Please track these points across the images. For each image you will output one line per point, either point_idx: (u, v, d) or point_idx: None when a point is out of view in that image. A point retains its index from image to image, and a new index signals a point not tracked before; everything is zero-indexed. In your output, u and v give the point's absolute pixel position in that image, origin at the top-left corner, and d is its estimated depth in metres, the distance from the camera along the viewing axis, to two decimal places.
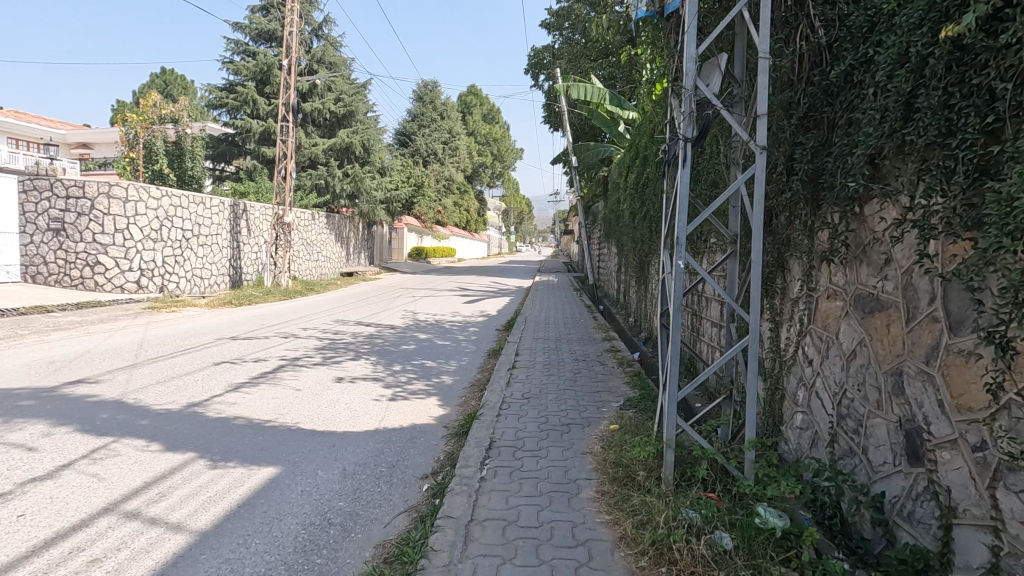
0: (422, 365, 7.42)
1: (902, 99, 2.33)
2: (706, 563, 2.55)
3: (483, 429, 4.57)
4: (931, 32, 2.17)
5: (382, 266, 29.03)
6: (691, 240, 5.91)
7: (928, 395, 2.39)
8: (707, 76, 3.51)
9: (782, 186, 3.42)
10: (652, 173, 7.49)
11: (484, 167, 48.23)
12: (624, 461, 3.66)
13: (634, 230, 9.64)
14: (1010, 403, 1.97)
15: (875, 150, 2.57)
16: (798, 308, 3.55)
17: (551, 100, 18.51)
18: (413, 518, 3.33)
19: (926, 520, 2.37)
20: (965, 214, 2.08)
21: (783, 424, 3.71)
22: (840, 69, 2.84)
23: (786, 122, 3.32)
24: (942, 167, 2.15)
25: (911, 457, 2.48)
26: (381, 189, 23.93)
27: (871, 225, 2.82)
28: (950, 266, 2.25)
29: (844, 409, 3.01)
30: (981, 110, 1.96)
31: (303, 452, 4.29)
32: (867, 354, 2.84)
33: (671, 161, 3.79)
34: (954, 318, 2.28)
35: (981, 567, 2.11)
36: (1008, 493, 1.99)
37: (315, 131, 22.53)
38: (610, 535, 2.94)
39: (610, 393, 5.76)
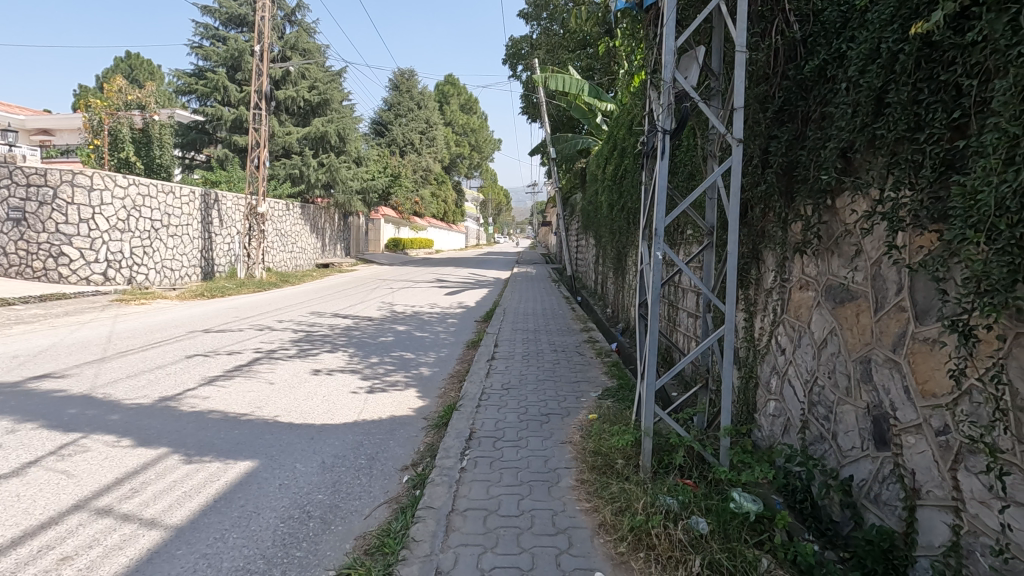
0: (400, 357, 7.38)
1: (873, 95, 2.39)
2: (683, 548, 2.61)
3: (464, 420, 4.59)
4: (901, 29, 2.22)
5: (358, 257, 28.72)
6: (668, 231, 5.98)
7: (894, 382, 2.47)
8: (685, 68, 3.54)
9: (758, 178, 3.49)
10: (630, 165, 7.54)
11: (462, 158, 47.94)
12: (603, 450, 3.71)
13: (611, 221, 9.71)
14: (971, 388, 2.05)
15: (846, 144, 2.64)
16: (772, 299, 3.63)
17: (529, 91, 18.47)
18: (394, 509, 3.33)
19: (892, 502, 2.46)
20: (931, 207, 2.15)
21: (756, 412, 3.81)
22: (814, 63, 2.90)
23: (761, 115, 3.38)
24: (910, 161, 2.22)
25: (879, 442, 2.57)
26: (357, 179, 23.63)
27: (842, 217, 2.90)
28: (917, 257, 2.33)
29: (815, 396, 3.10)
30: (948, 106, 2.02)
31: (280, 446, 4.25)
32: (837, 342, 2.92)
33: (649, 153, 3.82)
34: (920, 308, 2.35)
35: (942, 546, 2.19)
36: (968, 474, 2.08)
37: (289, 119, 22.09)
38: (589, 522, 2.99)
39: (588, 383, 5.82)
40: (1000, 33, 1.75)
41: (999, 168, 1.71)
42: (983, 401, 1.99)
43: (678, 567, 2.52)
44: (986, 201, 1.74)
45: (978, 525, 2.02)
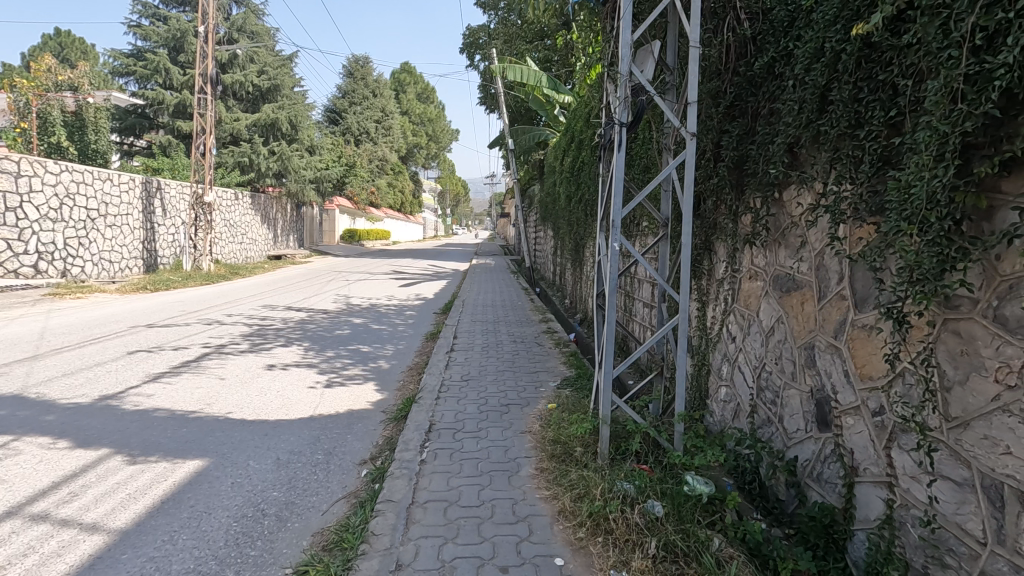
0: (357, 350, 7.26)
1: (818, 92, 2.49)
2: (639, 531, 2.68)
3: (423, 412, 4.56)
4: (844, 30, 2.32)
5: (313, 249, 27.99)
6: (624, 223, 6.10)
7: (836, 366, 2.61)
8: (640, 62, 3.59)
9: (710, 172, 3.60)
10: (587, 158, 7.62)
11: (419, 148, 47.23)
12: (562, 438, 3.77)
13: (569, 213, 9.80)
14: (904, 371, 2.18)
15: (793, 139, 2.75)
16: (723, 289, 3.76)
17: (486, 82, 18.34)
18: (352, 504, 3.29)
19: (832, 480, 2.60)
20: (871, 200, 2.26)
21: (709, 398, 3.96)
22: (763, 60, 3.00)
23: (713, 110, 3.47)
24: (851, 156, 2.33)
25: (821, 424, 2.71)
26: (310, 168, 22.97)
27: (789, 210, 3.02)
28: (857, 248, 2.46)
29: (763, 381, 3.24)
30: (886, 105, 2.13)
31: (233, 443, 4.12)
32: (784, 329, 3.05)
33: (606, 146, 3.88)
34: (858, 296, 2.48)
35: (877, 519, 2.33)
36: (901, 452, 2.21)
37: (237, 104, 21.23)
38: (548, 510, 3.03)
39: (547, 373, 5.89)
40: (932, 36, 1.85)
41: (930, 164, 1.82)
42: (914, 384, 2.12)
43: (635, 550, 2.58)
44: (918, 195, 1.85)
45: (909, 499, 2.16)
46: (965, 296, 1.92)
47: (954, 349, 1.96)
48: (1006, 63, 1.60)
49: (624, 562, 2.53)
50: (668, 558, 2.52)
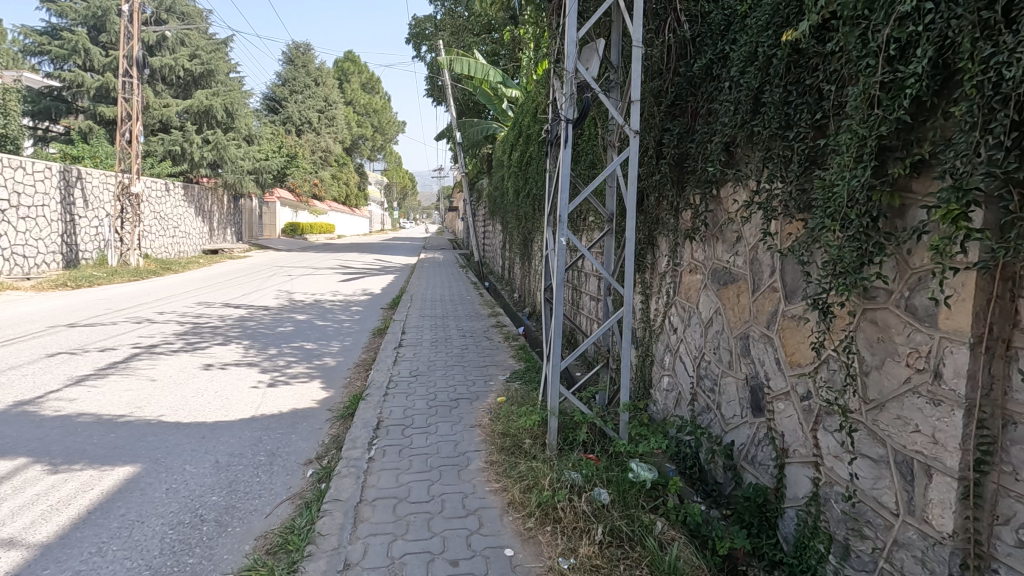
0: (301, 347, 7.04)
1: (752, 94, 2.61)
2: (586, 518, 2.75)
3: (371, 409, 4.48)
4: (774, 35, 2.44)
5: (252, 243, 26.82)
6: (571, 218, 6.19)
7: (768, 354, 2.76)
8: (586, 59, 3.64)
9: (653, 168, 3.72)
10: (535, 154, 7.67)
11: (364, 139, 46.11)
12: (512, 431, 3.82)
13: (518, 208, 9.84)
14: (829, 358, 2.34)
15: (730, 138, 2.88)
16: (665, 282, 3.89)
17: (433, 73, 18.13)
18: (298, 505, 3.21)
19: (765, 462, 2.77)
20: (799, 197, 2.40)
21: (652, 387, 4.10)
22: (702, 62, 3.12)
23: (655, 109, 3.59)
24: (781, 156, 2.46)
25: (755, 409, 2.87)
26: (248, 158, 21.98)
27: (726, 206, 3.17)
28: (786, 243, 2.61)
29: (702, 370, 3.39)
30: (812, 108, 2.26)
31: (167, 447, 3.91)
32: (721, 320, 3.20)
33: (553, 141, 3.92)
34: (788, 288, 2.63)
35: (804, 497, 2.50)
36: (825, 433, 2.37)
37: (166, 89, 20.06)
38: (498, 502, 3.06)
39: (497, 367, 5.91)
40: (853, 44, 1.97)
41: (851, 165, 1.95)
42: (837, 369, 2.28)
43: (582, 536, 2.64)
44: (840, 193, 1.98)
45: (833, 477, 2.32)
46: (881, 287, 2.07)
47: (872, 337, 2.12)
48: (915, 72, 1.72)
49: (571, 549, 2.58)
50: (614, 543, 2.59)
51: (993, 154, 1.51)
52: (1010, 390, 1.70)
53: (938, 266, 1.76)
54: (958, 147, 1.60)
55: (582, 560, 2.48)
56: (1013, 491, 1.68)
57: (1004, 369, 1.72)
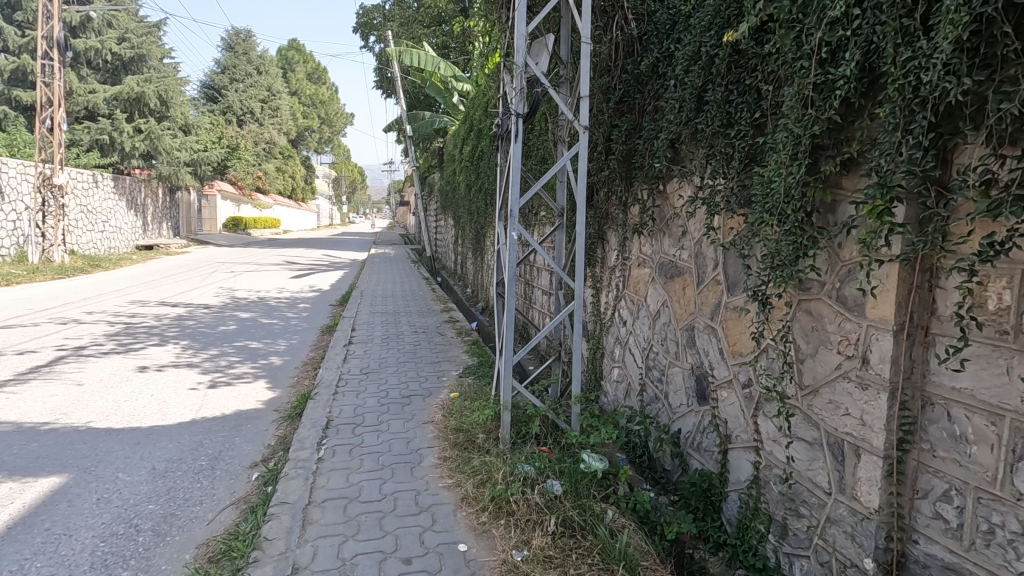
0: (245, 346, 6.78)
1: (696, 93, 2.70)
2: (539, 510, 2.77)
3: (320, 408, 4.37)
4: (716, 36, 2.53)
5: (190, 238, 25.53)
6: (523, 212, 6.22)
7: (712, 345, 2.86)
8: (536, 54, 3.65)
9: (602, 164, 3.81)
10: (486, 148, 7.67)
11: (310, 131, 44.70)
12: (465, 426, 3.81)
13: (470, 202, 9.79)
14: (767, 347, 2.45)
15: (675, 136, 2.97)
16: (615, 276, 3.97)
17: (382, 65, 17.81)
18: (242, 510, 3.09)
19: (710, 448, 2.88)
20: (740, 193, 2.49)
21: (603, 379, 4.20)
22: (648, 60, 3.19)
23: (604, 105, 3.66)
24: (723, 153, 2.55)
25: (700, 398, 2.97)
26: (185, 149, 20.90)
27: (672, 201, 3.26)
28: (728, 237, 2.71)
29: (651, 361, 3.48)
30: (751, 107, 2.35)
31: (97, 455, 3.68)
32: (668, 313, 3.29)
33: (503, 136, 3.92)
34: (730, 281, 2.73)
35: (745, 480, 2.62)
36: (765, 419, 2.49)
37: (92, 74, 18.83)
38: (451, 498, 3.05)
39: (449, 362, 5.89)
40: (788, 46, 2.06)
41: (788, 163, 2.04)
42: (775, 358, 2.39)
43: (535, 528, 2.66)
44: (777, 189, 2.08)
45: (772, 460, 2.44)
46: (815, 279, 2.19)
47: (807, 326, 2.24)
48: (844, 75, 1.81)
49: (524, 541, 2.60)
50: (566, 533, 2.62)
51: (913, 153, 1.61)
52: (929, 373, 1.82)
53: (866, 258, 1.86)
54: (883, 146, 1.70)
55: (535, 552, 2.50)
56: (931, 466, 1.80)
57: (923, 354, 1.84)
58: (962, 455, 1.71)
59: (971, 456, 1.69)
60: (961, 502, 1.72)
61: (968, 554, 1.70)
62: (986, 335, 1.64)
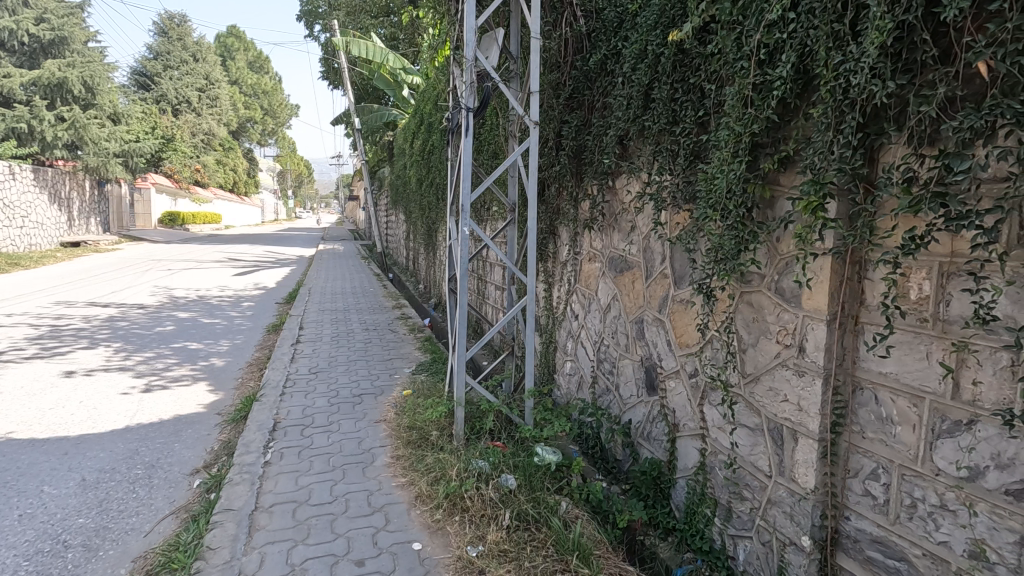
0: (184, 348, 6.45)
1: (642, 90, 2.75)
2: (494, 504, 2.77)
3: (266, 410, 4.21)
4: (662, 35, 2.58)
5: (122, 234, 24.04)
6: (475, 208, 6.19)
7: (660, 336, 2.94)
8: (486, 48, 3.62)
9: (553, 160, 3.84)
10: (437, 142, 7.59)
11: (252, 122, 42.94)
12: (418, 424, 3.77)
13: (421, 197, 9.67)
14: (712, 338, 2.55)
15: (623, 132, 3.02)
16: (567, 270, 4.02)
17: (329, 56, 17.30)
18: (183, 519, 2.95)
19: (659, 437, 2.96)
20: (685, 189, 2.57)
21: (556, 372, 4.25)
22: (597, 57, 3.23)
23: (554, 101, 3.69)
24: (670, 150, 2.62)
25: (649, 389, 3.05)
26: (114, 139, 19.63)
27: (621, 197, 3.32)
28: (675, 232, 2.78)
29: (602, 354, 3.55)
30: (696, 106, 2.42)
31: (19, 468, 3.42)
32: (617, 306, 3.36)
33: (454, 130, 3.88)
34: (676, 275, 2.81)
35: (692, 467, 2.71)
36: (710, 407, 2.58)
37: (6, 57, 17.38)
38: (405, 497, 3.01)
39: (402, 359, 5.81)
40: (729, 47, 2.13)
41: (730, 160, 2.11)
42: (719, 348, 2.48)
43: (490, 523, 2.67)
44: (720, 186, 2.15)
45: (716, 447, 2.53)
46: (756, 272, 2.28)
47: (748, 318, 2.33)
48: (781, 76, 1.89)
49: (479, 536, 2.60)
50: (521, 526, 2.64)
51: (844, 152, 1.70)
52: (859, 359, 1.93)
53: (801, 252, 1.96)
54: (816, 146, 1.78)
55: (489, 547, 2.50)
56: (860, 447, 1.92)
57: (854, 341, 1.95)
58: (887, 435, 1.83)
59: (896, 436, 1.81)
60: (887, 479, 1.83)
61: (894, 527, 1.81)
62: (909, 323, 1.75)
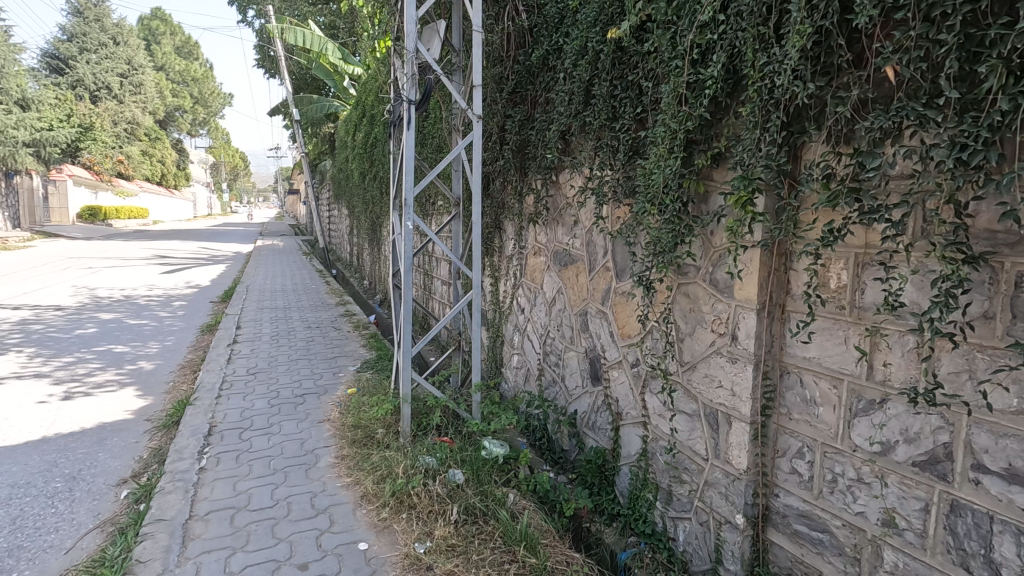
0: (108, 351, 6.04)
1: (583, 86, 2.80)
2: (441, 500, 2.76)
3: (200, 414, 4.01)
4: (601, 32, 2.63)
5: (34, 229, 22.17)
6: (419, 201, 6.11)
7: (603, 328, 3.01)
8: (427, 39, 3.56)
9: (497, 154, 3.84)
10: (381, 134, 7.42)
11: (181, 111, 40.57)
12: (363, 422, 3.70)
13: (364, 190, 9.45)
14: (652, 328, 2.63)
15: (565, 127, 3.05)
16: (512, 265, 4.04)
17: (264, 43, 16.57)
18: (109, 532, 2.77)
19: (603, 426, 3.04)
20: (625, 184, 2.63)
21: (503, 366, 4.28)
22: (538, 52, 3.24)
23: (498, 95, 3.69)
24: (610, 145, 2.68)
25: (593, 379, 3.12)
26: (23, 126, 18.06)
27: (564, 191, 3.37)
28: (616, 226, 2.85)
29: (548, 346, 3.60)
30: (634, 103, 2.48)
31: None
32: (562, 299, 3.41)
33: (395, 122, 3.81)
34: (618, 268, 2.88)
35: (635, 454, 2.80)
36: (651, 395, 2.67)
37: None
38: (350, 497, 2.96)
39: (347, 357, 5.69)
40: (664, 46, 2.19)
41: (667, 156, 2.18)
42: (659, 338, 2.57)
43: (438, 519, 2.65)
44: (657, 181, 2.22)
45: (657, 433, 2.63)
46: (692, 265, 2.38)
47: (686, 308, 2.43)
48: (712, 75, 1.97)
49: (427, 533, 2.59)
50: (469, 520, 2.63)
51: (770, 149, 1.80)
52: (786, 345, 2.05)
53: (733, 244, 2.05)
54: (745, 143, 1.87)
55: (437, 543, 2.49)
56: (788, 428, 2.04)
57: (780, 329, 2.07)
58: (811, 416, 1.96)
59: (819, 416, 1.93)
60: (811, 457, 1.96)
61: (817, 501, 1.94)
62: (829, 311, 1.87)
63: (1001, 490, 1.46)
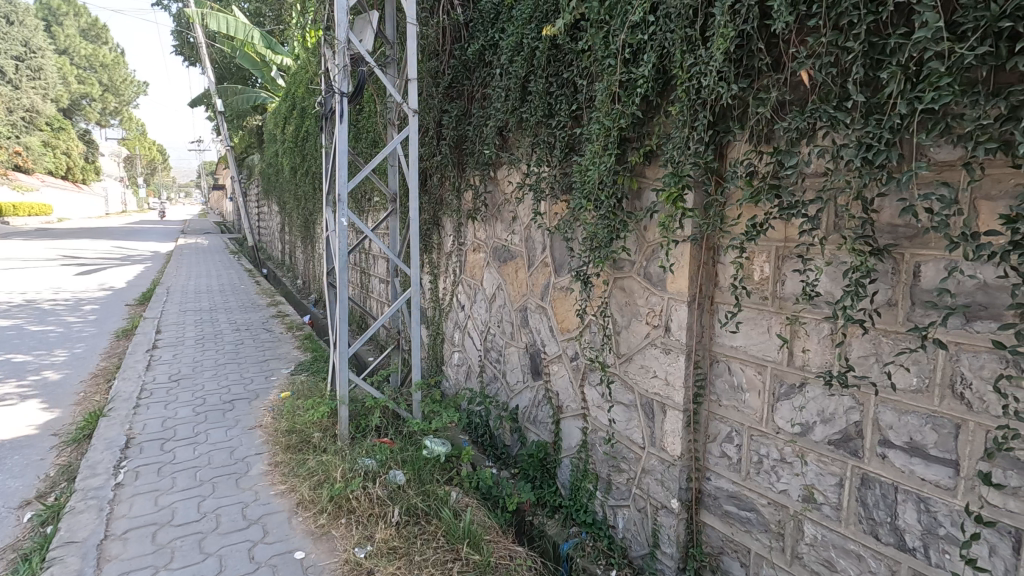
0: (7, 361, 5.50)
1: (519, 83, 2.81)
2: (381, 502, 2.70)
3: (115, 426, 3.72)
4: (536, 29, 2.65)
5: None
6: (354, 197, 5.94)
7: (543, 324, 3.04)
8: (359, 30, 3.45)
9: (434, 149, 3.79)
10: (312, 128, 7.16)
11: (89, 99, 37.45)
12: (298, 426, 3.56)
13: (295, 186, 9.08)
14: (590, 322, 2.68)
15: (502, 124, 3.05)
16: (452, 261, 4.01)
17: (182, 29, 15.59)
18: (10, 560, 2.52)
19: (544, 420, 3.08)
20: (562, 180, 2.66)
21: (444, 364, 4.24)
22: (474, 47, 3.22)
23: (434, 90, 3.64)
24: (546, 141, 2.70)
25: (534, 373, 3.15)
26: None
27: (502, 187, 3.37)
28: (554, 221, 2.88)
29: (488, 342, 3.60)
30: (569, 100, 2.52)
31: None
32: (502, 295, 3.42)
33: (327, 115, 3.67)
34: (557, 263, 2.91)
35: (575, 446, 2.86)
36: (590, 387, 2.72)
37: None
38: (285, 504, 2.84)
39: (280, 360, 5.46)
40: (598, 44, 2.23)
41: (601, 153, 2.23)
42: (596, 332, 2.62)
43: (378, 522, 2.59)
44: (593, 178, 2.27)
45: (596, 424, 2.69)
46: (626, 259, 2.44)
47: (621, 302, 2.49)
48: (643, 75, 2.02)
49: (367, 536, 2.53)
50: (410, 521, 2.60)
51: (698, 148, 1.87)
52: (715, 335, 2.15)
53: (665, 239, 2.12)
54: (675, 141, 1.94)
55: (378, 546, 2.43)
56: (718, 414, 2.14)
57: (710, 320, 2.16)
58: (738, 401, 2.06)
59: (745, 402, 2.04)
60: (739, 440, 2.06)
61: (745, 482, 2.05)
62: (754, 301, 1.97)
63: (903, 463, 1.59)
